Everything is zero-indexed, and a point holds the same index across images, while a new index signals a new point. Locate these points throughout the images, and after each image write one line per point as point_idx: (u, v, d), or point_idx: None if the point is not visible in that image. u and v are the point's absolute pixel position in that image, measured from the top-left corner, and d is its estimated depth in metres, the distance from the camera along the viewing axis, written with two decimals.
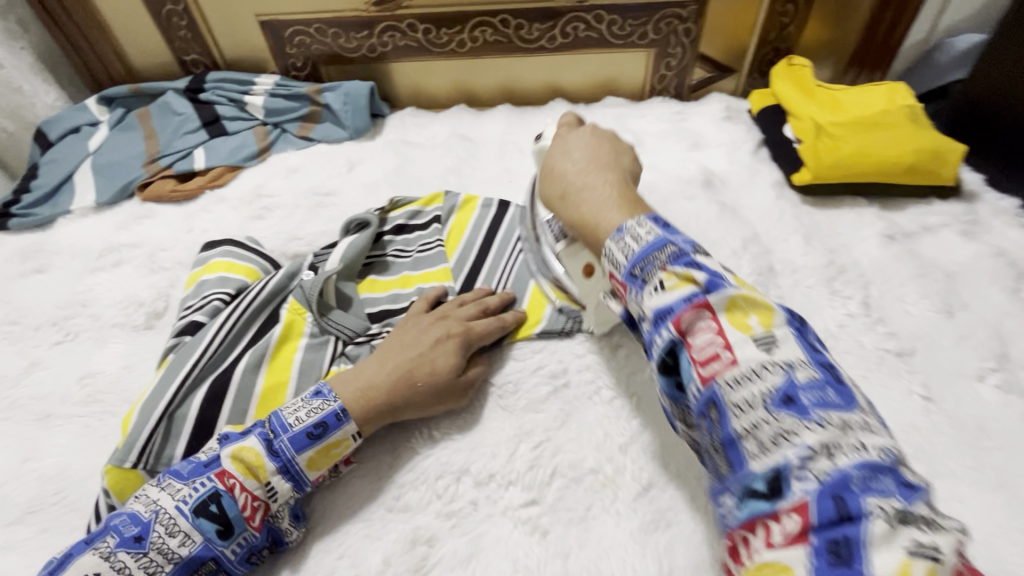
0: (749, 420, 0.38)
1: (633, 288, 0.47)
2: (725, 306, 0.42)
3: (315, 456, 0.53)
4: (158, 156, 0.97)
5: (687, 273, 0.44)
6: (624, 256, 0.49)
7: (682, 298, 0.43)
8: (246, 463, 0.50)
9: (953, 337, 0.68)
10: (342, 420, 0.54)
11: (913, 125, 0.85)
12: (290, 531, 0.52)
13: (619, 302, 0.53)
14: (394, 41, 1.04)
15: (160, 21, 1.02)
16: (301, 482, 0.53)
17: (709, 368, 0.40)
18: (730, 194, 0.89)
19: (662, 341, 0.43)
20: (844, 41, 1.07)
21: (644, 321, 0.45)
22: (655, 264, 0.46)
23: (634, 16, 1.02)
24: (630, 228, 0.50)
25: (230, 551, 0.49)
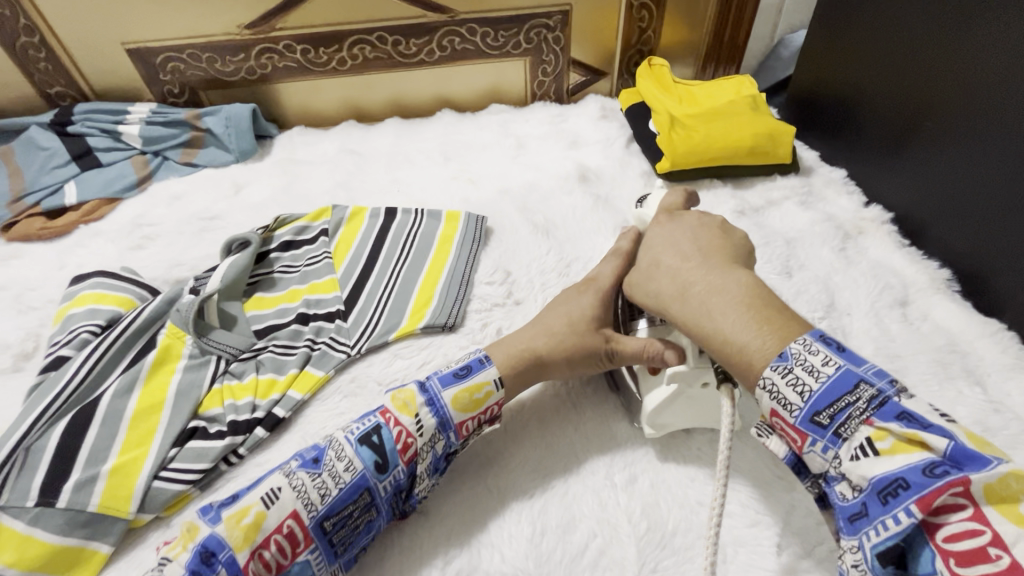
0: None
1: (819, 441, 0.43)
2: (988, 491, 0.36)
3: (460, 394, 0.57)
4: (23, 194, 0.93)
5: (912, 435, 0.39)
6: (801, 399, 0.44)
7: (920, 470, 0.38)
8: (400, 401, 0.56)
9: (791, 294, 0.77)
10: (484, 365, 0.60)
11: (752, 112, 0.96)
12: (425, 479, 0.56)
13: (784, 444, 0.48)
14: (273, 62, 1.05)
15: (13, 53, 0.97)
16: (447, 424, 0.56)
17: (972, 568, 0.35)
18: (604, 186, 0.96)
19: (898, 526, 0.38)
20: (698, 39, 1.18)
21: (848, 484, 0.42)
22: (854, 415, 0.42)
23: (505, 28, 1.08)
24: (799, 355, 0.45)
25: (382, 487, 0.53)
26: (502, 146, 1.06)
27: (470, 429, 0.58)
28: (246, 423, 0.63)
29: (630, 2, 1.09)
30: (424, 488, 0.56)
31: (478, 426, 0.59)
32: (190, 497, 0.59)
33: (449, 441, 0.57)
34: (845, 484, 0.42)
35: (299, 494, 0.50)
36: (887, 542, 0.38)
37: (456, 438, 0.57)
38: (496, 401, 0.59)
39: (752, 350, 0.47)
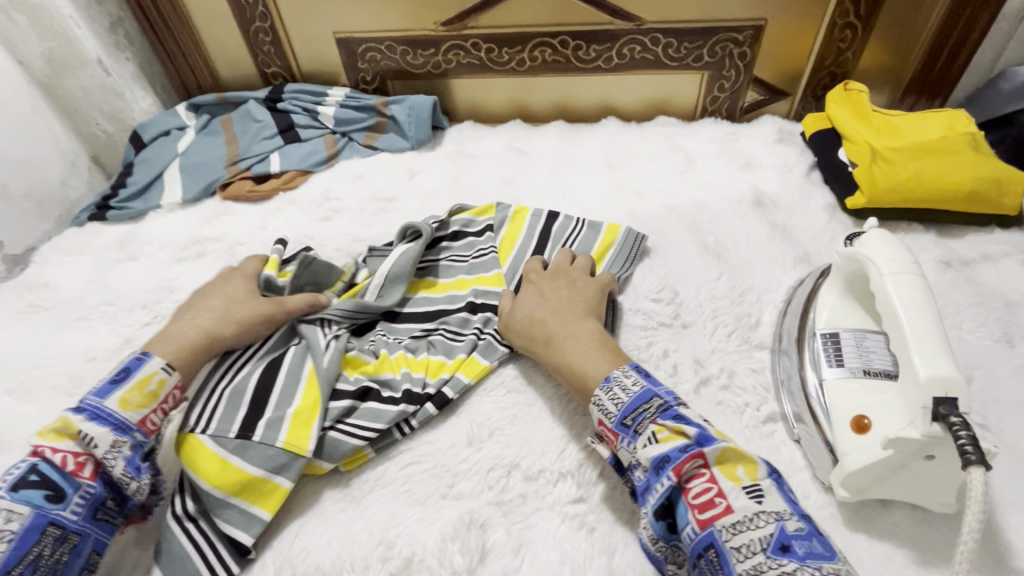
0: (748, 559, 0.44)
1: (625, 438, 0.53)
2: (718, 459, 0.49)
3: (127, 395, 0.58)
4: (238, 159, 1.06)
5: (678, 426, 0.51)
6: (615, 406, 0.55)
7: (678, 449, 0.49)
8: (132, 396, 0.58)
9: (1013, 367, 0.66)
10: (143, 359, 0.61)
11: (975, 152, 0.84)
12: (132, 480, 0.56)
13: (606, 447, 0.56)
14: (458, 58, 1.10)
15: (247, 35, 1.11)
16: (123, 426, 0.57)
17: (706, 513, 0.47)
18: (782, 215, 0.90)
19: (662, 488, 0.48)
20: (902, 66, 1.05)
21: (639, 468, 0.51)
22: (645, 416, 0.53)
23: (690, 40, 1.05)
24: (618, 377, 0.57)
25: (70, 512, 0.53)
26: (668, 160, 1.03)
27: (158, 422, 0.60)
28: (418, 397, 0.65)
29: (833, 20, 1.01)
30: (140, 489, 0.57)
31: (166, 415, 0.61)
32: (366, 457, 0.62)
33: (137, 440, 0.57)
34: (638, 468, 0.52)
35: None
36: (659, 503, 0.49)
37: (144, 436, 0.58)
38: (174, 384, 0.61)
39: (592, 374, 0.59)
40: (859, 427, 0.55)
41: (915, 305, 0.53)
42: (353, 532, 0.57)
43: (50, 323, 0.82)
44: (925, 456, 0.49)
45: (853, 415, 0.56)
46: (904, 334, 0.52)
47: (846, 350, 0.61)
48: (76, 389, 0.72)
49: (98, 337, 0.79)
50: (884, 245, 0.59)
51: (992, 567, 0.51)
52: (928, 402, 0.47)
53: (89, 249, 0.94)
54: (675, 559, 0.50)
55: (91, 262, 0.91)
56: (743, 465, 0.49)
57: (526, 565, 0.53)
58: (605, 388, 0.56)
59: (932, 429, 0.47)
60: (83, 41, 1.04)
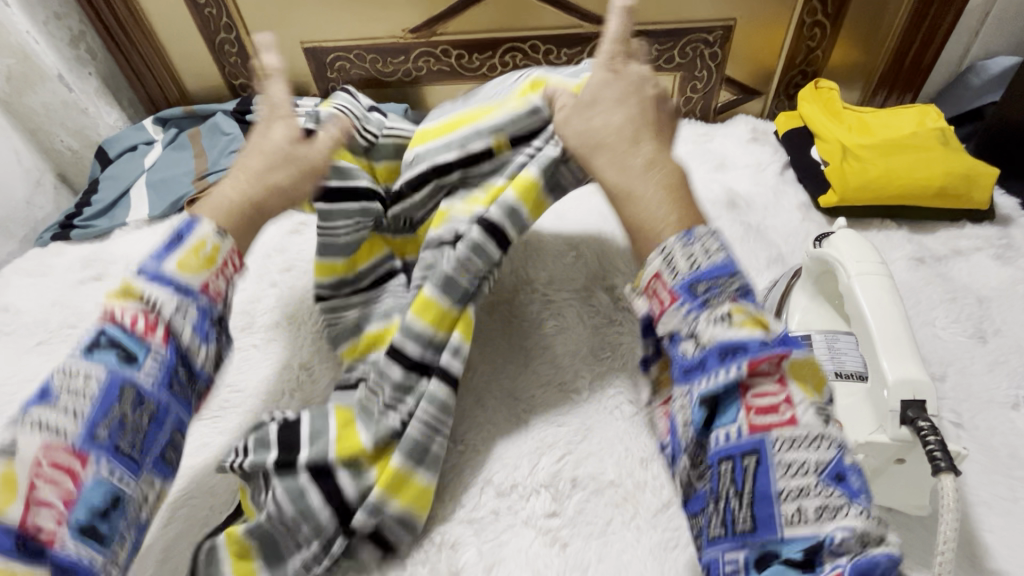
0: (699, 345, 0.42)
1: (687, 304, 0.43)
2: (794, 367, 0.40)
3: (182, 258, 0.49)
4: (206, 173, 1.04)
5: (758, 315, 0.41)
6: (688, 266, 0.43)
7: (759, 342, 0.40)
8: (194, 252, 0.50)
9: (986, 363, 0.66)
10: (195, 224, 0.51)
11: (943, 147, 0.85)
12: (197, 347, 0.50)
13: (645, 303, 0.47)
14: (428, 66, 1.09)
15: (213, 48, 1.09)
16: (186, 290, 0.49)
17: (665, 299, 0.44)
18: (756, 215, 0.89)
19: (687, 304, 0.43)
20: (874, 63, 1.06)
21: (693, 342, 0.42)
22: (723, 292, 0.42)
23: (660, 41, 1.04)
24: (703, 235, 0.44)
25: (145, 375, 0.47)
26: None
27: (221, 289, 0.52)
28: None
29: (801, 19, 1.01)
30: (203, 359, 0.51)
31: (229, 282, 0.53)
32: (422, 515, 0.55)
33: (199, 304, 0.50)
34: (686, 342, 0.43)
35: (41, 429, 0.43)
36: (713, 389, 0.40)
37: (207, 300, 0.50)
38: (228, 251, 0.52)
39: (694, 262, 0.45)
40: None
41: (880, 305, 0.52)
42: None
43: (10, 348, 0.79)
44: (896, 460, 0.49)
45: None
46: (870, 333, 0.51)
47: (818, 351, 0.59)
48: None
49: (60, 361, 0.77)
50: (852, 246, 0.58)
51: (968, 570, 0.50)
52: (896, 405, 0.47)
53: (53, 269, 0.91)
54: (693, 455, 0.43)
55: (55, 283, 0.89)
56: (812, 381, 0.41)
57: None
58: (683, 241, 0.44)
59: (899, 432, 0.46)
60: (43, 57, 1.02)
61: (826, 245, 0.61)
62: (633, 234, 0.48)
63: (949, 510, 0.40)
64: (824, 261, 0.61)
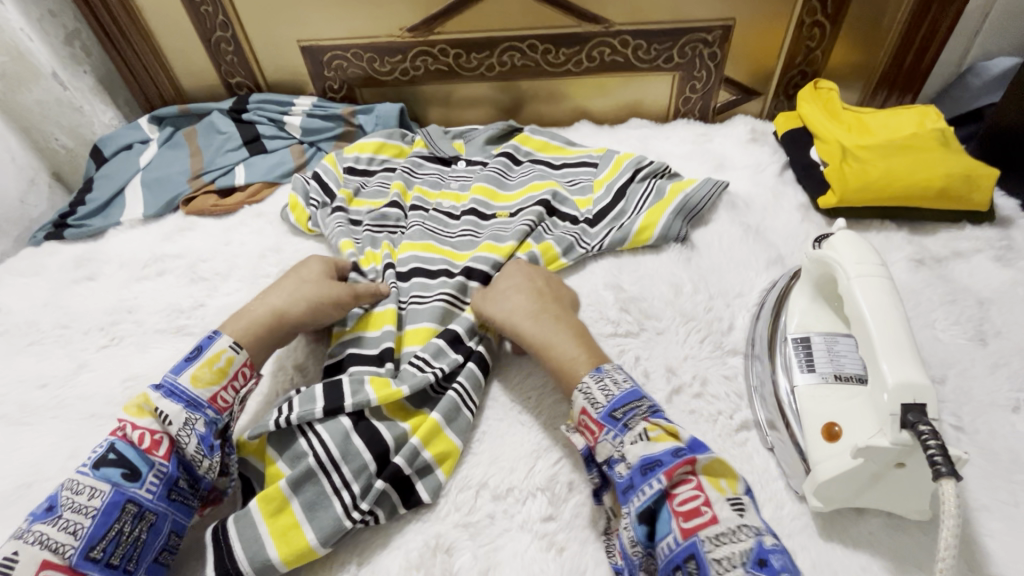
0: (625, 463, 0.51)
1: (610, 430, 0.53)
2: (704, 469, 0.49)
3: (197, 373, 0.59)
4: (201, 173, 1.03)
5: (669, 427, 0.52)
6: (604, 399, 0.55)
7: (670, 452, 0.49)
8: (211, 368, 0.60)
9: (986, 366, 0.66)
10: (215, 339, 0.62)
11: (943, 148, 0.84)
12: (205, 460, 0.56)
13: (580, 438, 0.56)
14: (426, 65, 1.08)
15: (209, 46, 1.08)
16: (196, 404, 0.58)
17: (593, 427, 0.54)
18: (755, 216, 0.89)
19: (612, 431, 0.53)
20: (873, 62, 1.05)
21: (620, 463, 0.51)
22: (636, 414, 0.53)
23: (659, 41, 1.04)
24: (608, 370, 0.58)
25: (145, 491, 0.53)
26: None
27: (230, 400, 0.60)
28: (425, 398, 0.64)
29: (801, 19, 1.00)
30: (210, 469, 0.57)
31: (237, 394, 0.62)
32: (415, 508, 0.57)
33: (210, 416, 0.58)
34: (619, 464, 0.51)
35: (44, 541, 0.48)
36: (644, 505, 0.48)
37: (216, 413, 0.59)
38: (243, 363, 0.62)
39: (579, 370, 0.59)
40: (831, 435, 0.53)
41: (880, 309, 0.52)
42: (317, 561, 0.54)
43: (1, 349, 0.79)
44: (896, 464, 0.48)
45: (822, 422, 0.55)
46: (870, 336, 0.51)
47: (817, 354, 0.59)
48: (25, 418, 0.69)
49: (51, 362, 0.76)
50: (851, 248, 0.57)
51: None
52: (896, 409, 0.46)
53: (46, 269, 0.90)
54: (647, 570, 0.49)
55: (47, 283, 0.88)
56: (726, 478, 0.49)
57: None
58: (596, 377, 0.57)
59: (900, 437, 0.46)
60: (37, 55, 1.01)
61: (826, 248, 0.60)
62: (561, 371, 0.60)
63: (948, 516, 0.40)
64: (824, 265, 0.60)
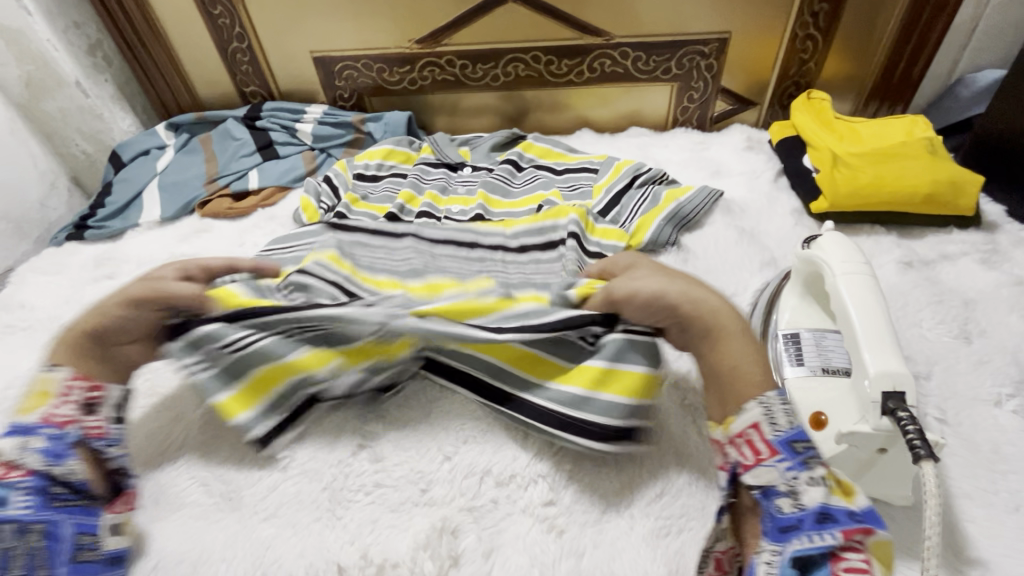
0: (795, 504, 0.46)
1: (787, 461, 0.48)
2: (875, 546, 0.44)
3: (19, 405, 0.57)
4: (216, 177, 1.07)
5: (849, 488, 0.46)
6: (789, 427, 0.50)
7: (847, 512, 0.45)
8: (37, 390, 0.57)
9: (971, 362, 0.69)
10: (38, 367, 0.59)
11: (930, 156, 0.88)
12: (52, 468, 0.53)
13: (728, 455, 0.52)
14: (433, 75, 1.12)
15: (225, 57, 1.13)
16: (26, 429, 0.54)
17: (750, 456, 0.50)
18: (750, 220, 0.92)
19: (789, 466, 0.48)
20: (865, 74, 1.09)
21: (790, 501, 0.47)
22: (818, 456, 0.48)
23: (657, 53, 1.08)
24: (785, 399, 0.53)
25: (14, 510, 0.50)
26: None
27: (69, 412, 0.56)
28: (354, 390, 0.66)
29: (794, 32, 1.04)
30: (74, 472, 0.53)
31: (78, 403, 0.57)
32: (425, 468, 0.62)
33: (42, 433, 0.54)
34: (783, 498, 0.47)
35: None
36: (809, 551, 0.44)
37: (55, 427, 0.55)
38: (65, 379, 0.58)
39: (757, 381, 0.54)
40: (817, 423, 0.55)
41: (864, 305, 0.54)
42: (327, 541, 0.57)
43: (25, 344, 0.82)
44: (879, 450, 0.50)
45: (809, 411, 0.57)
46: (854, 330, 0.53)
47: (806, 349, 0.62)
48: None
49: None
50: (838, 248, 0.61)
51: (949, 558, 0.52)
52: (877, 397, 0.49)
53: (67, 269, 0.94)
54: None
55: (69, 282, 0.91)
56: (886, 563, 0.44)
57: (496, 568, 0.54)
58: (779, 398, 0.52)
59: (881, 423, 0.48)
60: (61, 65, 1.05)
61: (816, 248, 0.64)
62: (720, 375, 0.55)
63: (929, 495, 0.42)
64: (813, 264, 0.64)
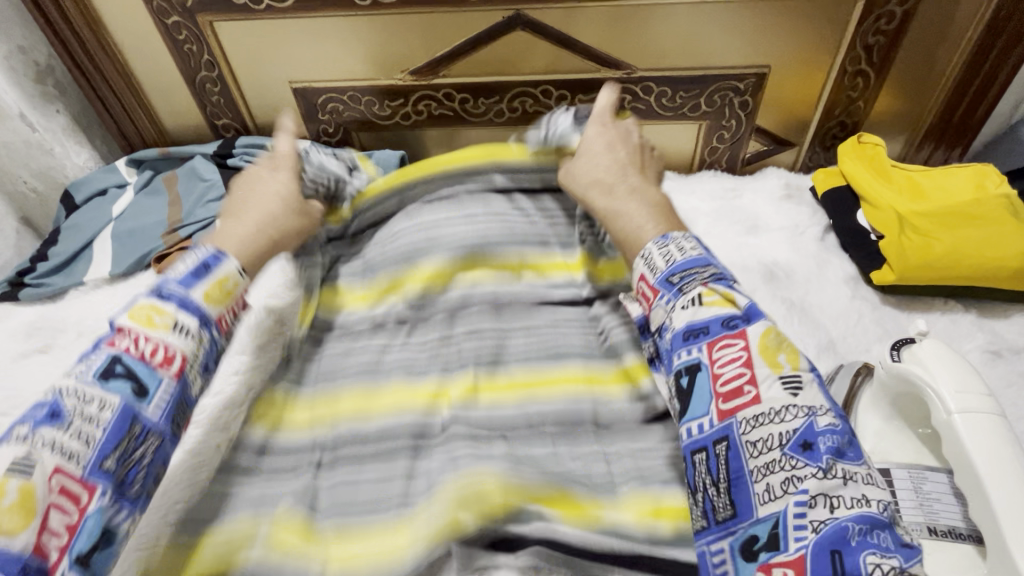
0: (679, 318, 0.45)
1: (665, 295, 0.47)
2: (763, 340, 0.42)
3: (209, 291, 0.47)
4: (178, 225, 0.93)
5: (729, 293, 0.44)
6: (663, 262, 0.49)
7: (720, 320, 0.43)
8: (223, 287, 0.48)
9: None
10: (221, 258, 0.49)
11: (1016, 220, 0.74)
12: (202, 382, 0.46)
13: (644, 307, 0.51)
14: (429, 109, 0.99)
15: (193, 85, 0.99)
16: (207, 321, 0.46)
17: (647, 301, 0.49)
18: (798, 289, 0.79)
19: (669, 296, 0.47)
20: (919, 115, 0.96)
21: (668, 329, 0.46)
22: (695, 278, 0.46)
23: (685, 89, 0.95)
24: (675, 237, 0.50)
25: (153, 410, 0.42)
26: None
27: (232, 326, 0.49)
28: None
29: (843, 68, 0.91)
30: (204, 393, 0.46)
31: (236, 321, 0.50)
32: None
33: (216, 340, 0.47)
34: (668, 330, 0.46)
35: (43, 451, 0.37)
36: (689, 361, 0.43)
37: (220, 336, 0.47)
38: (245, 291, 0.51)
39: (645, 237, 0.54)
40: None
41: (998, 465, 0.41)
42: None
43: None
44: None
45: None
46: (992, 505, 0.40)
47: (903, 500, 0.47)
48: None
49: None
50: (945, 368, 0.47)
51: None
52: None
53: None
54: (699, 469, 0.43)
55: None
56: (787, 354, 0.42)
57: None
58: (660, 244, 0.51)
59: None
60: (4, 96, 0.92)
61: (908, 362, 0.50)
62: (623, 241, 0.56)
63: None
64: (908, 383, 0.50)
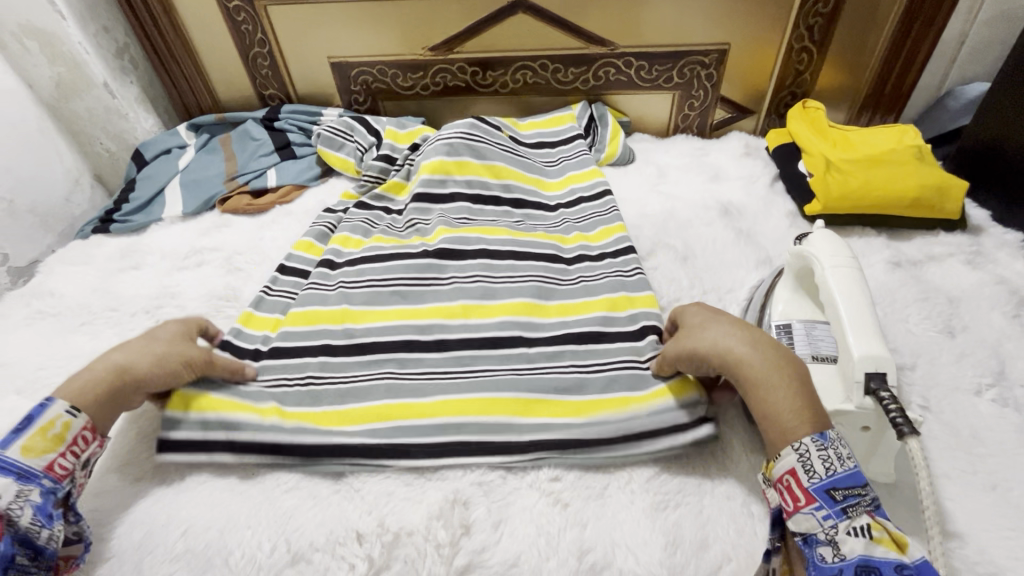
0: (836, 550, 0.47)
1: (824, 507, 0.48)
2: None
3: (29, 442, 0.56)
4: (236, 175, 1.11)
5: (896, 536, 0.46)
6: (824, 471, 0.49)
7: (891, 565, 0.45)
8: (47, 434, 0.57)
9: (953, 355, 0.72)
10: (47, 405, 0.59)
11: (918, 163, 0.92)
12: (44, 528, 0.53)
13: (777, 498, 0.53)
14: (445, 81, 1.18)
15: (246, 61, 1.18)
16: (28, 473, 0.55)
17: (792, 502, 0.50)
18: (747, 221, 0.97)
19: (823, 511, 0.48)
20: (857, 85, 1.14)
21: (829, 548, 0.47)
22: (860, 503, 0.48)
23: (660, 63, 1.13)
24: (833, 439, 0.51)
25: None
26: (642, 173, 1.10)
27: (71, 466, 0.58)
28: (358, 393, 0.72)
29: (790, 45, 1.09)
30: (55, 536, 0.54)
31: (79, 459, 0.59)
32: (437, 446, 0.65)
33: (47, 485, 0.56)
34: (824, 547, 0.48)
35: None
36: None
37: (54, 481, 0.56)
38: (81, 427, 0.60)
39: (797, 429, 0.52)
40: None
41: (851, 295, 0.59)
42: (345, 508, 0.61)
43: (55, 329, 0.86)
44: (864, 429, 0.55)
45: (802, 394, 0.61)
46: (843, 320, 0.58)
47: (798, 338, 0.66)
48: None
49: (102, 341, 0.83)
50: (828, 244, 0.65)
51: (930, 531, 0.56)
52: (860, 377, 0.53)
53: (93, 259, 0.98)
54: None
55: (96, 272, 0.96)
56: None
57: (505, 537, 0.58)
58: (817, 443, 0.51)
59: (864, 402, 0.53)
60: (91, 67, 1.10)
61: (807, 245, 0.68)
62: (769, 422, 0.54)
63: (920, 468, 0.47)
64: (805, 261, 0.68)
